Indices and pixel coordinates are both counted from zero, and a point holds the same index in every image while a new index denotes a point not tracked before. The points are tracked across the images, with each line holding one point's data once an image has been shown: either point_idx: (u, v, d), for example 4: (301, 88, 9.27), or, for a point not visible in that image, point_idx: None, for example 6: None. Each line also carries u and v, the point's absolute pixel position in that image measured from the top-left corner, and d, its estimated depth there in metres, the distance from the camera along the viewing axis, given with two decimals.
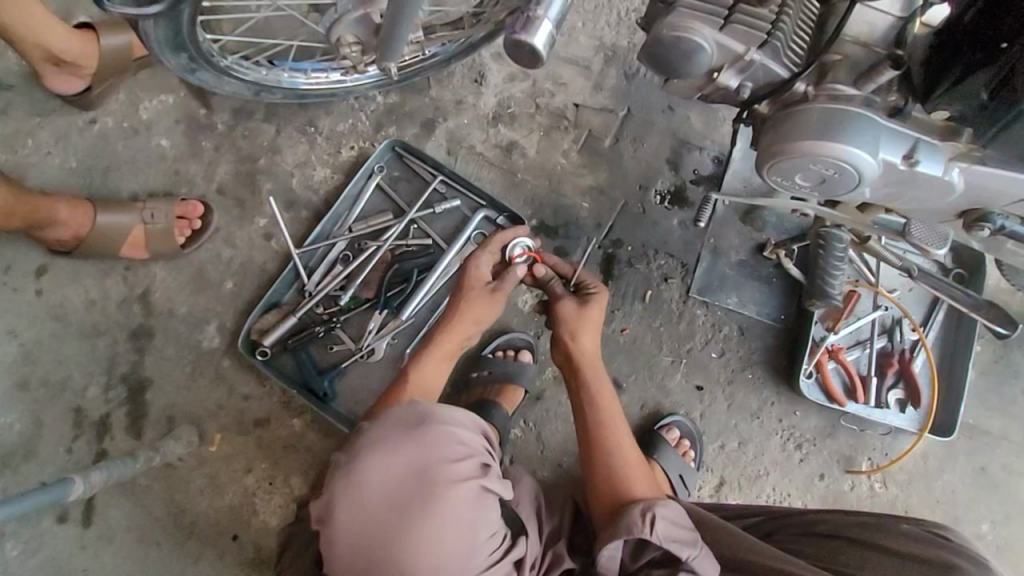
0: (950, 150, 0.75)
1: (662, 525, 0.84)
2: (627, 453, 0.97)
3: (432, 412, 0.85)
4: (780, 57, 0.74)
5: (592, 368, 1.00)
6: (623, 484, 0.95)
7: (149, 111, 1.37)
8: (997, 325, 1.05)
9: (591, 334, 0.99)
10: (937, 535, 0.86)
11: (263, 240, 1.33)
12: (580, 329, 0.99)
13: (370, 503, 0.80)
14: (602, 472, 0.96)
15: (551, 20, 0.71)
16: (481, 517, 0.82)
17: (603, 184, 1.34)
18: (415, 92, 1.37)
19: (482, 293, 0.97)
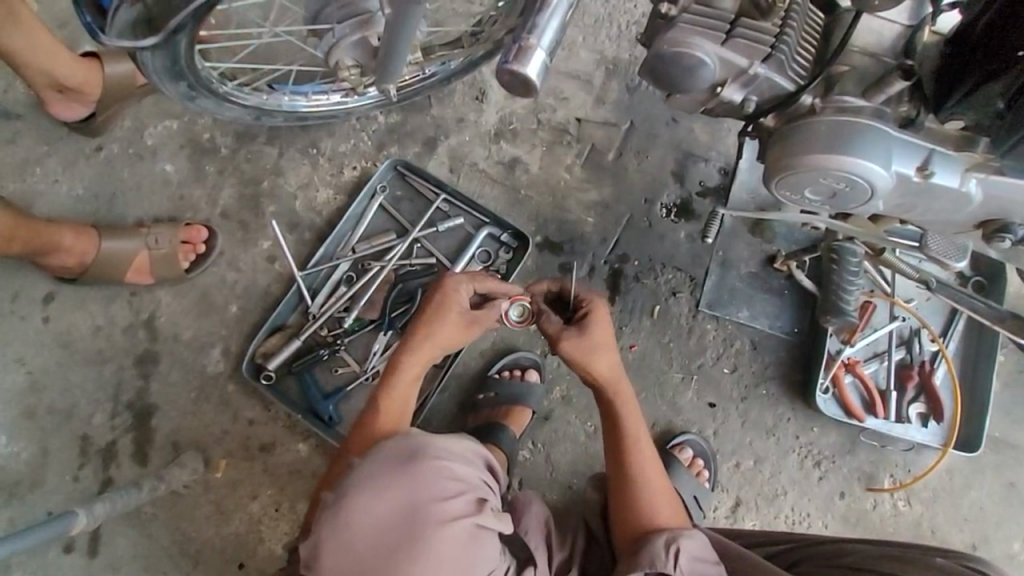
0: (966, 160, 0.73)
1: (686, 560, 0.84)
2: (652, 482, 0.93)
3: (426, 447, 0.83)
4: (785, 70, 0.72)
5: (619, 393, 0.94)
6: (647, 511, 0.91)
7: (154, 137, 1.38)
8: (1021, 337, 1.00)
9: (607, 358, 0.92)
10: (969, 567, 0.82)
11: (267, 263, 1.33)
12: (594, 356, 0.91)
13: (360, 544, 0.78)
14: (624, 499, 0.93)
15: (544, 49, 0.70)
16: (475, 554, 0.80)
17: (608, 199, 1.32)
18: (416, 111, 1.36)
19: (461, 321, 0.92)
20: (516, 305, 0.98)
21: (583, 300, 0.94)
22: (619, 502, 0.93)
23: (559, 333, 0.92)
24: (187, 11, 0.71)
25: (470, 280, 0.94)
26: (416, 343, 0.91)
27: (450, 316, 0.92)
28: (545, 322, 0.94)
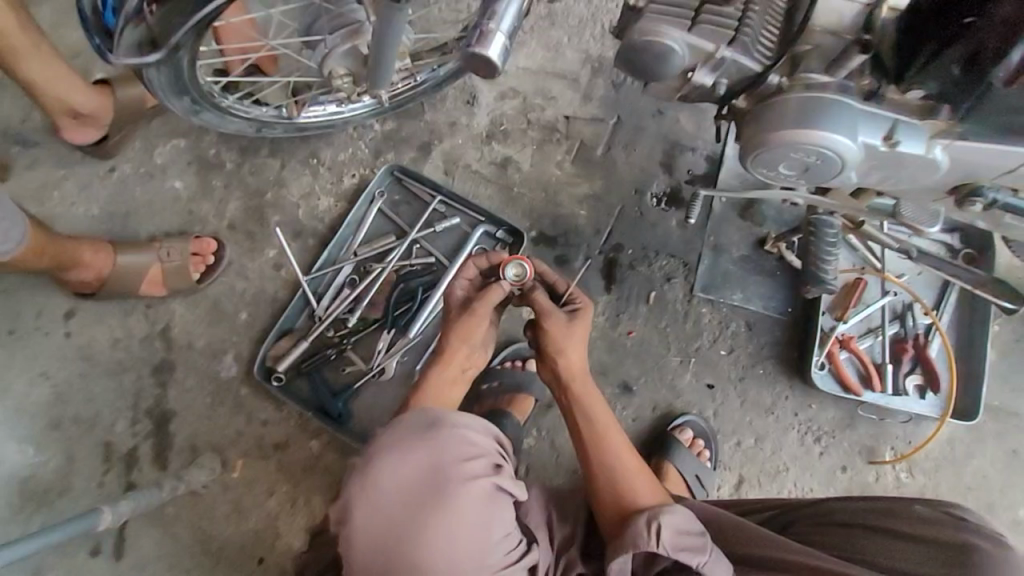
0: (930, 128, 0.75)
1: (669, 535, 0.84)
2: (625, 464, 0.97)
3: (446, 415, 0.87)
4: (750, 51, 0.76)
5: (582, 386, 0.99)
6: (625, 493, 0.95)
7: (164, 156, 1.45)
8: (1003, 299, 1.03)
9: (576, 348, 0.98)
10: (951, 514, 0.84)
11: (274, 270, 1.38)
12: (564, 346, 0.97)
13: (386, 506, 0.82)
14: (601, 483, 0.96)
15: (504, 33, 0.74)
16: (495, 515, 0.83)
17: (599, 192, 1.36)
18: (410, 118, 1.42)
19: (468, 315, 0.96)
20: (514, 264, 0.97)
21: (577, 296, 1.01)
22: (598, 490, 0.96)
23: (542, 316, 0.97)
24: (187, 25, 0.77)
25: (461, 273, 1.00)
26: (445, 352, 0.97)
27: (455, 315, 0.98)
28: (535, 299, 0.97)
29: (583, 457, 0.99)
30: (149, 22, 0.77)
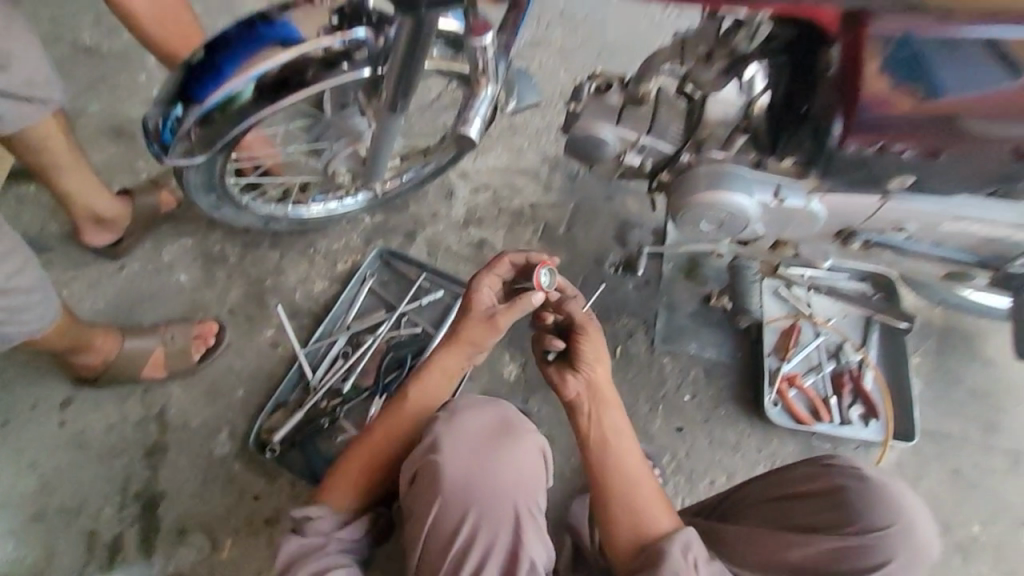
0: (806, 185, 0.96)
1: (705, 564, 0.86)
2: (647, 485, 0.96)
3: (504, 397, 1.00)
4: (663, 138, 1.01)
5: (607, 403, 1.02)
6: (647, 515, 0.93)
7: (171, 253, 1.60)
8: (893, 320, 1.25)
9: (602, 366, 1.03)
10: (829, 464, 0.94)
11: (271, 349, 1.49)
12: (591, 361, 1.02)
13: (453, 450, 0.91)
14: (622, 503, 0.94)
15: (481, 118, 0.90)
16: (537, 478, 0.93)
17: (564, 264, 1.56)
18: (397, 211, 1.63)
19: (485, 320, 1.02)
20: (548, 270, 1.04)
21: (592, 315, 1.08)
22: (604, 500, 0.96)
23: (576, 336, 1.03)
24: (230, 134, 0.97)
25: (490, 270, 1.06)
26: (450, 340, 1.04)
27: (474, 315, 1.03)
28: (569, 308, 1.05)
29: (598, 475, 0.97)
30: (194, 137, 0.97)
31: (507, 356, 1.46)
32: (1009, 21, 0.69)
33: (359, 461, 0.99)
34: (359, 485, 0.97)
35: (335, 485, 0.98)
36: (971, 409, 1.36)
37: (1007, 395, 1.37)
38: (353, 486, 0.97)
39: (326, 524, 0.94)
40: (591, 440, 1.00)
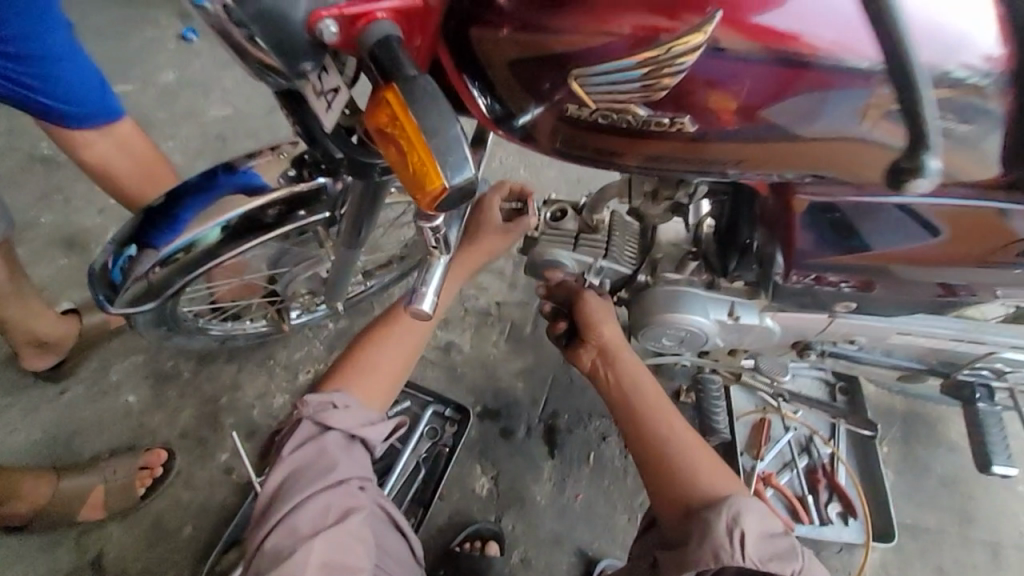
0: (758, 304, 1.00)
1: (755, 544, 0.75)
2: (697, 458, 0.89)
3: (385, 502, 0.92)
4: (619, 260, 1.02)
5: (628, 359, 1.00)
6: (688, 476, 0.87)
7: (119, 372, 1.52)
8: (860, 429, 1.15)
9: (614, 328, 1.01)
10: None
11: (225, 475, 1.41)
12: (599, 324, 1.00)
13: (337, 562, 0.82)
14: (664, 469, 0.90)
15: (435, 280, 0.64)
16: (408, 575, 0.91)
17: (531, 365, 1.53)
18: (361, 315, 1.59)
19: (501, 233, 1.02)
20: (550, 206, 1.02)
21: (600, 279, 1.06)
22: (662, 463, 0.90)
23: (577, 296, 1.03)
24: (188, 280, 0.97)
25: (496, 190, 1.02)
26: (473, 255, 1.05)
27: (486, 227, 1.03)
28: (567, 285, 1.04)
29: (643, 460, 0.93)
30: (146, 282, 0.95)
31: (478, 469, 1.41)
32: (927, 196, 0.71)
33: (383, 372, 1.06)
34: (386, 385, 1.06)
35: (353, 384, 1.05)
36: (945, 500, 1.36)
37: (980, 481, 1.38)
38: (382, 388, 1.06)
39: (346, 416, 0.90)
40: (623, 412, 0.97)
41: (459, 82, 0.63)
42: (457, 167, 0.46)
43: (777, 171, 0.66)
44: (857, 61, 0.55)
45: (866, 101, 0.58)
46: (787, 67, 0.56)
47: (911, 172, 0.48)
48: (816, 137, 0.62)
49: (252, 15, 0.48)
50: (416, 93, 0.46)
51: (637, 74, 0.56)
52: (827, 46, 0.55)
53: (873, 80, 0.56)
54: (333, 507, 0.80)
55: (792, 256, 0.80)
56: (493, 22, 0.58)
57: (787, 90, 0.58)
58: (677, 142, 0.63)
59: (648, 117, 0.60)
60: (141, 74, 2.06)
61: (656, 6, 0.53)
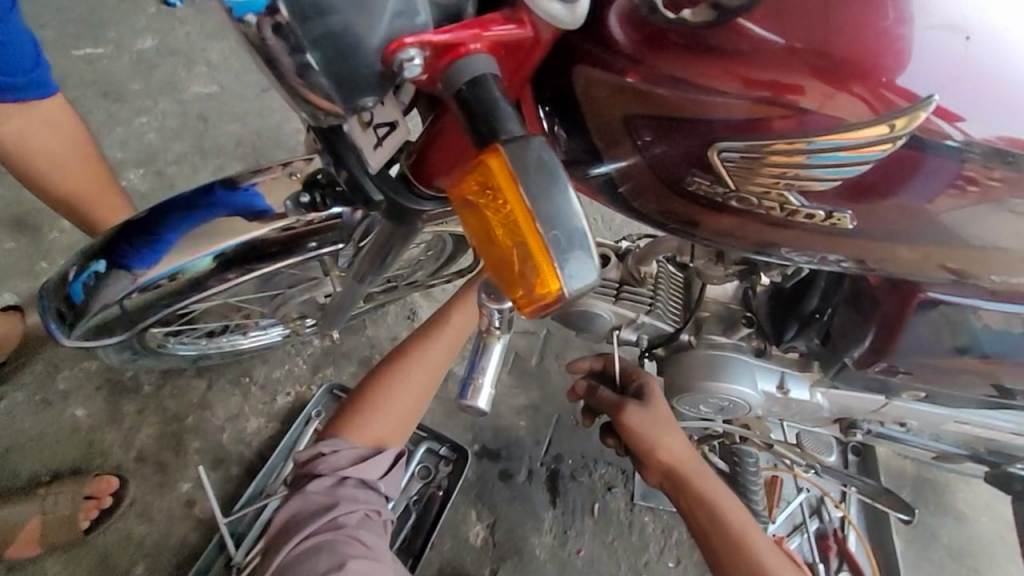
0: (810, 377, 0.91)
1: None
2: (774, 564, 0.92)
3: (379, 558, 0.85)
4: (664, 318, 0.91)
5: (690, 470, 0.98)
6: None
7: (67, 381, 1.34)
8: (897, 511, 1.06)
9: (671, 436, 0.97)
10: None
11: (185, 509, 1.25)
12: (658, 438, 0.96)
13: None
14: None
15: (492, 369, 0.51)
16: None
17: (535, 402, 1.41)
18: (352, 333, 1.45)
19: None
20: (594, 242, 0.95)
21: (635, 373, 1.02)
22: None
23: (620, 408, 0.97)
24: (165, 312, 0.82)
25: None
26: None
27: None
28: (601, 396, 1.00)
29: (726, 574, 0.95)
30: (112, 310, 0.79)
31: (473, 515, 1.30)
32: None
33: (398, 403, 0.94)
34: (400, 417, 0.95)
35: (359, 423, 0.93)
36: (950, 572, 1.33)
37: (985, 554, 1.35)
38: (393, 425, 0.94)
39: (341, 459, 0.89)
40: (696, 527, 0.97)
41: (528, 106, 0.50)
42: (575, 267, 0.34)
43: (880, 263, 0.57)
44: (955, 141, 0.46)
45: (961, 198, 0.50)
46: (908, 147, 0.46)
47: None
48: (941, 237, 0.53)
49: (314, 39, 0.35)
50: (530, 162, 0.34)
51: (738, 144, 0.46)
52: (951, 127, 0.45)
53: (964, 165, 0.47)
54: (327, 551, 0.80)
55: (891, 346, 0.71)
56: (604, 60, 0.46)
57: (885, 172, 0.48)
58: (822, 234, 0.54)
59: (800, 207, 0.50)
60: (115, 38, 1.84)
61: (822, 70, 0.42)
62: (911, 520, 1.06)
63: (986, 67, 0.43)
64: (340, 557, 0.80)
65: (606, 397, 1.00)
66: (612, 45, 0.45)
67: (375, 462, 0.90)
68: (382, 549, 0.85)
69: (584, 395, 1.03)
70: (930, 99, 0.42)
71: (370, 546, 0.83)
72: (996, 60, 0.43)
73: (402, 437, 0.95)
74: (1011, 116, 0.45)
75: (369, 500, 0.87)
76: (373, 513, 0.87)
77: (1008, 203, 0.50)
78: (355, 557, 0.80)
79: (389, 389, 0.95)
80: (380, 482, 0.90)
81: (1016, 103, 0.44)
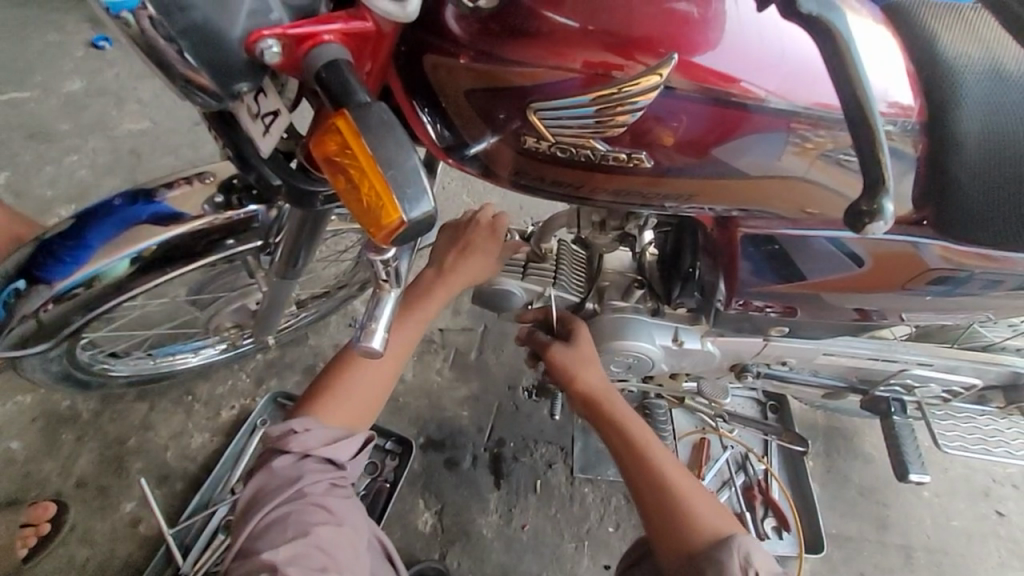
0: (700, 329, 1.00)
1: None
2: (688, 497, 0.90)
3: (344, 518, 0.82)
4: (568, 288, 1.01)
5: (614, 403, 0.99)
6: (688, 515, 0.88)
7: (4, 414, 1.33)
8: (793, 445, 1.29)
9: (595, 370, 0.99)
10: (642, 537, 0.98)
11: (130, 527, 1.25)
12: (581, 371, 0.98)
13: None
14: (665, 511, 0.89)
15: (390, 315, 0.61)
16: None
17: (476, 392, 1.49)
18: (294, 344, 1.47)
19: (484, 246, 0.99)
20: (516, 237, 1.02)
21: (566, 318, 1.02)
22: (664, 513, 0.89)
23: (546, 345, 1.01)
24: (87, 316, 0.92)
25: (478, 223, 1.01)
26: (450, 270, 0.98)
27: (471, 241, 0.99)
28: (535, 338, 1.04)
29: (639, 501, 0.93)
30: (31, 324, 0.89)
31: (421, 504, 1.35)
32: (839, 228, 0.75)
33: (365, 386, 0.94)
34: (368, 402, 0.94)
35: (327, 406, 0.91)
36: (863, 508, 1.46)
37: (893, 489, 1.49)
38: (359, 412, 0.93)
39: (312, 439, 0.86)
40: (619, 454, 0.97)
41: (409, 108, 0.61)
42: (413, 198, 0.44)
43: (695, 199, 0.68)
44: (779, 104, 0.59)
45: (778, 140, 0.61)
46: (719, 103, 0.58)
47: (870, 214, 0.49)
48: (734, 171, 0.65)
49: (180, 29, 0.44)
50: (369, 121, 0.44)
51: (591, 111, 0.57)
52: (747, 87, 0.58)
53: (763, 112, 0.59)
54: (292, 520, 0.79)
55: (734, 285, 0.86)
56: (446, 49, 0.57)
57: (715, 128, 0.60)
58: (635, 177, 0.65)
59: (604, 152, 0.61)
60: (42, 81, 1.86)
61: (613, 45, 0.54)
62: (806, 449, 1.30)
63: (756, 45, 0.57)
64: (304, 526, 0.78)
65: (535, 337, 1.04)
66: (452, 37, 0.56)
67: (345, 444, 0.88)
68: (349, 516, 0.84)
69: (525, 339, 1.07)
70: (670, 56, 0.54)
71: (334, 513, 0.82)
72: (759, 38, 0.58)
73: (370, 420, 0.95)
74: (788, 79, 0.58)
75: (335, 471, 0.86)
76: (339, 484, 0.85)
77: (818, 142, 0.62)
78: (320, 523, 0.79)
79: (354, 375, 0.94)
80: (349, 462, 0.88)
81: (784, 67, 0.58)
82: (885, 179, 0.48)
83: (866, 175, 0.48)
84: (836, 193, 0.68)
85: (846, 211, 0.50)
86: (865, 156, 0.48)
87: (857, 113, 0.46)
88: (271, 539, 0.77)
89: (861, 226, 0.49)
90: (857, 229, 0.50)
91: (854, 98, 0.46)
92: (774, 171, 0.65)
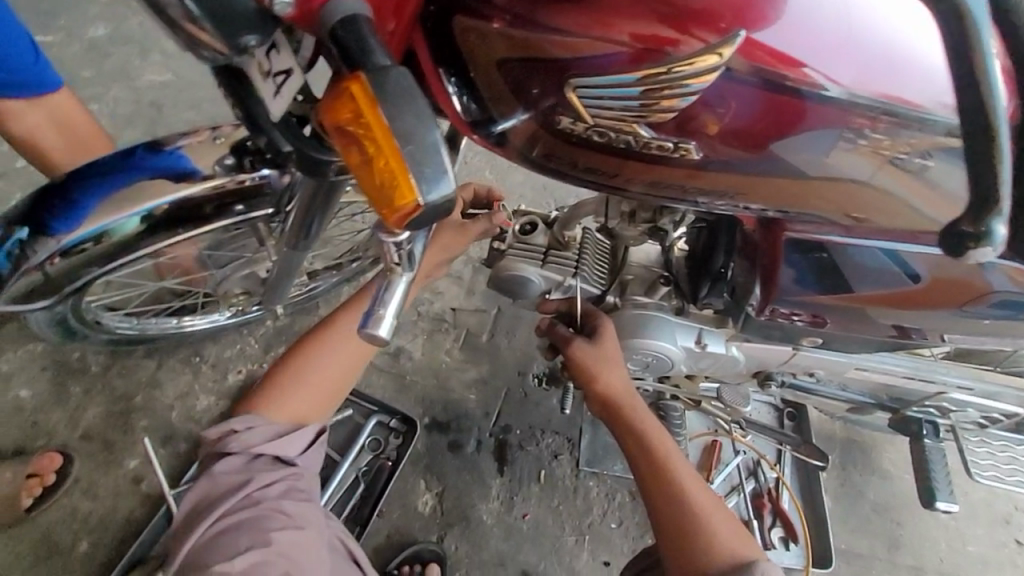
0: (724, 333, 0.94)
1: None
2: (706, 509, 0.87)
3: (302, 519, 0.81)
4: (589, 280, 0.95)
5: (633, 407, 0.94)
6: (705, 528, 0.85)
7: (13, 361, 1.33)
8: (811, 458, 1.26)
9: (617, 371, 0.93)
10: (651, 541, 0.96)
11: (132, 485, 1.25)
12: (603, 371, 0.92)
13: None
14: (681, 522, 0.86)
15: (397, 308, 0.57)
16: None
17: (486, 375, 1.45)
18: (304, 313, 1.44)
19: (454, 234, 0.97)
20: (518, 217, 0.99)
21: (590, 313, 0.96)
22: (679, 528, 0.86)
23: (569, 340, 0.94)
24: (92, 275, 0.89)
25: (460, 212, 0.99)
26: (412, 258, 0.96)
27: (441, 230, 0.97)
28: (555, 331, 0.98)
29: (654, 509, 0.89)
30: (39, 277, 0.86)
31: (422, 485, 1.34)
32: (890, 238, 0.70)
33: (318, 377, 0.92)
34: (324, 393, 0.92)
35: (279, 400, 0.90)
36: (876, 526, 1.41)
37: (908, 509, 1.43)
38: (315, 402, 0.92)
39: (255, 437, 0.85)
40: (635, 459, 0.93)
41: (434, 76, 0.55)
42: (434, 180, 0.40)
43: (737, 197, 0.63)
44: (847, 98, 0.51)
45: (838, 138, 0.55)
46: (780, 92, 0.51)
47: (976, 238, 0.42)
48: (782, 169, 0.59)
49: None
50: (387, 89, 0.39)
51: (636, 92, 0.51)
52: (818, 76, 0.50)
53: (829, 106, 0.52)
54: (245, 527, 0.77)
55: (772, 291, 0.80)
56: (479, 12, 0.51)
57: (771, 119, 0.54)
58: (677, 168, 0.59)
59: (649, 138, 0.56)
60: (65, 25, 1.81)
61: (668, 16, 0.48)
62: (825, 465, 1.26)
63: (831, 26, 0.50)
64: (263, 533, 0.76)
65: (554, 330, 0.98)
66: None
67: (291, 439, 0.87)
68: (308, 518, 0.82)
69: (544, 331, 1.00)
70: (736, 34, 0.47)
71: (293, 515, 0.80)
72: (834, 17, 0.50)
73: (327, 413, 0.93)
74: (865, 68, 0.51)
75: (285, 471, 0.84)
76: (293, 486, 0.84)
77: (881, 145, 0.55)
78: (277, 529, 0.77)
79: (308, 368, 0.92)
80: (298, 458, 0.87)
81: (863, 53, 0.50)
82: (1003, 196, 0.41)
83: (979, 188, 0.41)
84: (892, 198, 0.61)
85: (946, 231, 0.44)
86: (977, 164, 0.41)
87: (978, 110, 0.39)
88: (224, 548, 0.74)
89: (964, 251, 0.43)
90: (959, 254, 0.44)
91: (974, 93, 0.39)
92: (822, 171, 0.59)
